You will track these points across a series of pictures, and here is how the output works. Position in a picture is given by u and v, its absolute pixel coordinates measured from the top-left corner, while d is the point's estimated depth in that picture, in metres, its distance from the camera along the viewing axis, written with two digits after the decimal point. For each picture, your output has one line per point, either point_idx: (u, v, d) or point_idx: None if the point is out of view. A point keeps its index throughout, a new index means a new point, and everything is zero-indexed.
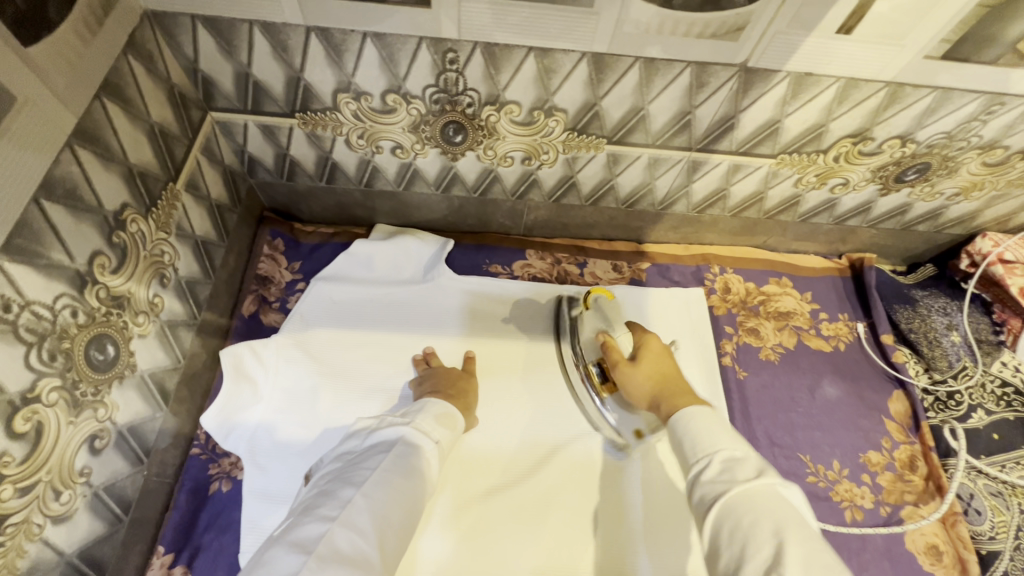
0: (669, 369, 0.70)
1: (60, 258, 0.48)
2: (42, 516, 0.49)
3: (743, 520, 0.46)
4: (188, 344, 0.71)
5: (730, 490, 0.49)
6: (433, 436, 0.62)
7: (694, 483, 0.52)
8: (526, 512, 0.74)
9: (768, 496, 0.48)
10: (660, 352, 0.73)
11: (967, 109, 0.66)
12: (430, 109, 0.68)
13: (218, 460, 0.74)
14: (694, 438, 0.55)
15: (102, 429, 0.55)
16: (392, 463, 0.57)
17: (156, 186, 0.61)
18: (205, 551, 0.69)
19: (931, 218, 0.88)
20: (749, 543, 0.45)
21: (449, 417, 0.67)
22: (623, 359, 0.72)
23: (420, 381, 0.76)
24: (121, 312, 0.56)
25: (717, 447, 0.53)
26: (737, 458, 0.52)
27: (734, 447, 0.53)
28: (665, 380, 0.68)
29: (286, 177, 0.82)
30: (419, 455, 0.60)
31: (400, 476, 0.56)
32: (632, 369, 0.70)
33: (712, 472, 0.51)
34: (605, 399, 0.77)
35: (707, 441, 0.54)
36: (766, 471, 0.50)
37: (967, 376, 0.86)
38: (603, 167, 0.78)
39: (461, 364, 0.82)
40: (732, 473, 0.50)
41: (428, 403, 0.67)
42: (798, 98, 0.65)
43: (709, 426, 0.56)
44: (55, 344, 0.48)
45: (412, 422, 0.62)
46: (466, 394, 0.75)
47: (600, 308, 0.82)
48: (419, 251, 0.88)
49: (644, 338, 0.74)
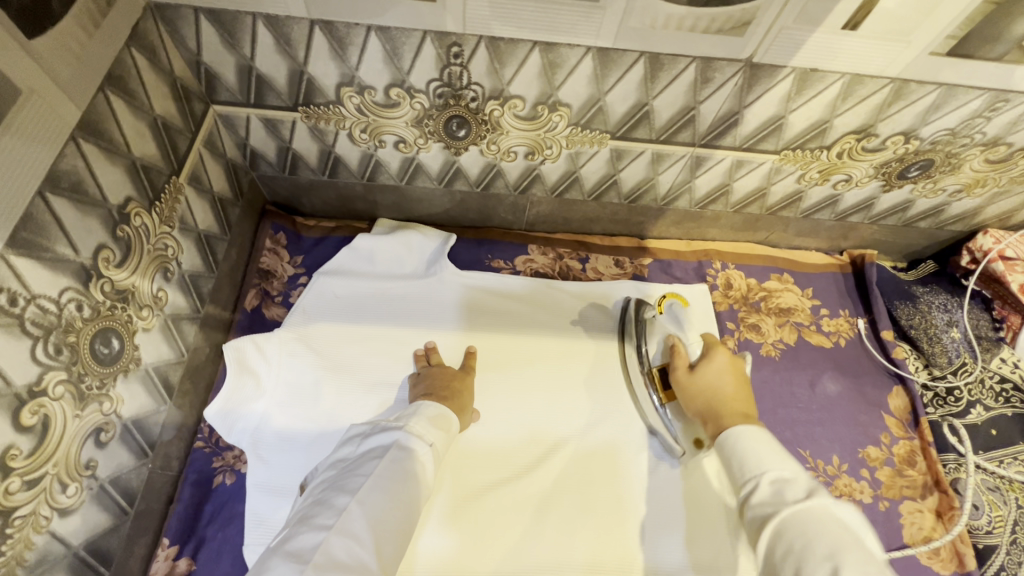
0: (729, 388, 0.70)
1: (65, 252, 0.47)
2: (49, 508, 0.48)
3: (794, 542, 0.48)
4: (191, 338, 0.71)
5: (779, 512, 0.51)
6: (428, 439, 0.62)
7: (746, 504, 0.55)
8: (526, 509, 0.75)
9: (820, 515, 0.49)
10: (723, 368, 0.72)
11: (972, 106, 0.66)
12: (433, 104, 0.68)
13: (222, 454, 0.74)
14: (742, 459, 0.58)
15: (108, 422, 0.55)
16: (386, 469, 0.58)
17: (159, 180, 0.60)
18: (209, 544, 0.69)
19: (933, 214, 0.88)
20: (801, 563, 0.46)
21: (445, 419, 0.67)
22: (684, 366, 0.74)
23: (417, 379, 0.77)
24: (126, 306, 0.56)
25: (763, 468, 0.55)
26: (787, 478, 0.54)
27: (783, 468, 0.55)
28: (722, 397, 0.69)
29: (288, 171, 0.82)
30: (413, 459, 0.60)
31: (392, 480, 0.57)
32: (689, 382, 0.72)
33: (762, 495, 0.54)
34: (664, 405, 0.77)
35: (755, 461, 0.57)
36: (817, 492, 0.51)
37: (966, 372, 0.87)
38: (607, 162, 0.78)
39: (462, 359, 0.83)
40: (781, 496, 0.53)
41: (421, 405, 0.67)
42: (802, 93, 0.65)
43: (757, 448, 0.58)
44: (61, 338, 0.47)
45: (405, 425, 0.63)
46: (460, 395, 0.75)
47: (673, 314, 0.86)
48: (421, 246, 0.88)
49: (712, 349, 0.75)
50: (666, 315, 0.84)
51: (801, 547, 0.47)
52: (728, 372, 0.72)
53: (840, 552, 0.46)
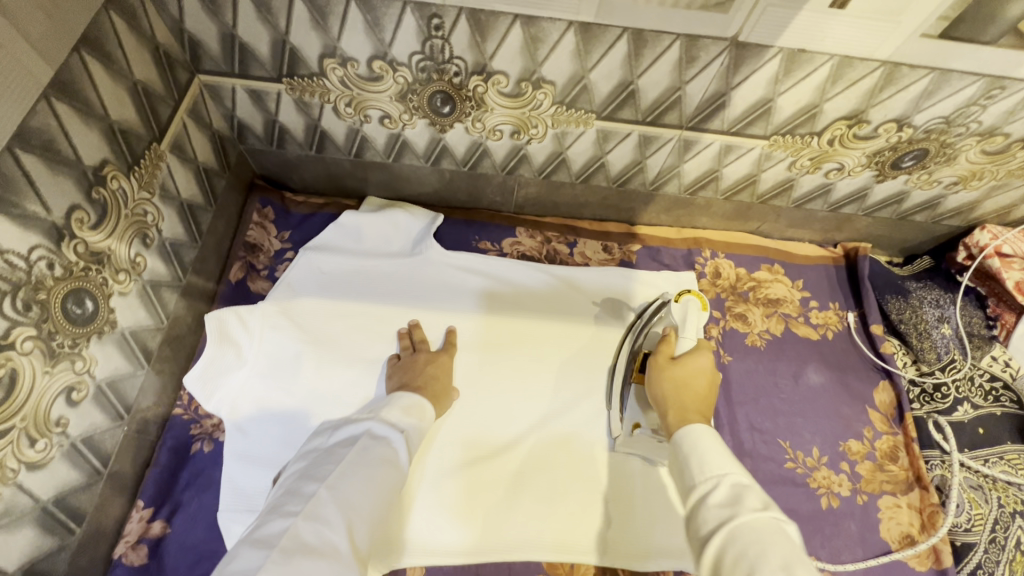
0: (701, 390, 0.65)
1: (36, 210, 0.48)
2: (17, 461, 0.49)
3: (746, 550, 0.44)
4: (172, 306, 0.71)
5: (736, 517, 0.47)
6: (400, 426, 0.64)
7: (699, 506, 0.50)
8: (503, 485, 0.76)
9: (772, 528, 0.45)
10: (705, 369, 0.67)
11: (966, 93, 0.64)
12: (417, 78, 0.68)
13: (200, 421, 0.74)
14: (700, 457, 0.54)
15: (80, 382, 0.55)
16: (357, 455, 0.58)
17: (139, 145, 0.61)
18: (184, 509, 0.70)
19: (930, 207, 0.86)
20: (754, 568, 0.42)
21: (418, 408, 0.68)
22: (666, 356, 0.70)
23: (396, 364, 0.77)
24: (101, 268, 0.56)
25: (724, 470, 0.51)
26: (746, 485, 0.50)
27: (741, 473, 0.51)
28: (693, 393, 0.64)
29: (276, 145, 0.82)
30: (384, 446, 0.61)
31: (364, 466, 0.57)
32: (668, 367, 0.68)
33: (720, 496, 0.50)
34: (630, 384, 0.76)
35: (714, 461, 0.53)
36: (773, 504, 0.47)
37: (955, 368, 0.85)
38: (593, 144, 0.77)
39: (440, 336, 0.84)
40: (738, 501, 0.48)
41: (394, 397, 0.69)
42: (791, 75, 0.64)
43: (717, 449, 0.54)
44: (29, 295, 0.48)
45: (376, 416, 0.64)
46: (438, 377, 0.76)
47: (686, 307, 0.73)
48: (409, 225, 0.89)
49: (703, 348, 0.69)
50: (679, 306, 0.74)
51: (752, 557, 0.43)
52: (709, 375, 0.67)
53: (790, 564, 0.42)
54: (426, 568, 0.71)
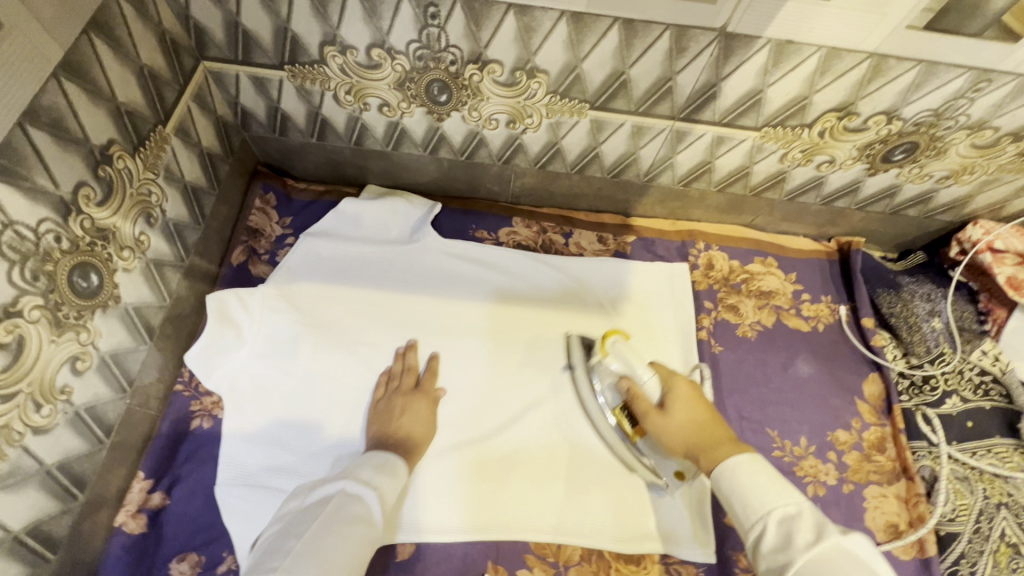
0: (703, 415, 0.66)
1: (44, 184, 0.50)
2: (23, 424, 0.51)
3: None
4: (175, 285, 0.73)
5: (795, 561, 0.48)
6: (374, 483, 0.65)
7: (758, 551, 0.53)
8: (496, 467, 0.77)
9: (834, 557, 0.47)
10: (688, 394, 0.68)
11: (953, 86, 0.65)
12: (414, 66, 0.70)
13: (200, 398, 0.76)
14: (742, 497, 0.55)
15: (84, 352, 0.58)
16: (332, 513, 0.59)
17: (144, 127, 0.63)
18: (183, 482, 0.72)
19: (922, 201, 0.87)
20: None
21: (392, 466, 0.68)
22: (651, 408, 0.69)
23: (382, 402, 0.77)
24: (106, 244, 0.59)
25: (768, 507, 0.53)
26: (793, 516, 0.52)
27: (787, 503, 0.53)
28: (703, 431, 0.65)
29: (278, 132, 0.84)
30: (359, 504, 0.62)
31: (338, 525, 0.58)
32: (665, 422, 0.67)
33: (772, 537, 0.52)
34: (636, 443, 0.74)
35: (758, 499, 0.54)
36: (825, 531, 0.49)
37: (943, 361, 0.85)
38: (587, 134, 0.79)
39: (423, 361, 0.83)
40: (791, 539, 0.50)
41: (368, 456, 0.69)
42: (780, 66, 0.65)
43: (758, 481, 0.56)
44: (37, 265, 0.50)
45: (352, 475, 0.65)
46: (411, 411, 0.76)
47: (620, 353, 0.75)
48: (407, 214, 0.91)
49: (670, 377, 0.70)
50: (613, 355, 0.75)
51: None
52: (694, 399, 0.68)
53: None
54: (418, 544, 0.73)
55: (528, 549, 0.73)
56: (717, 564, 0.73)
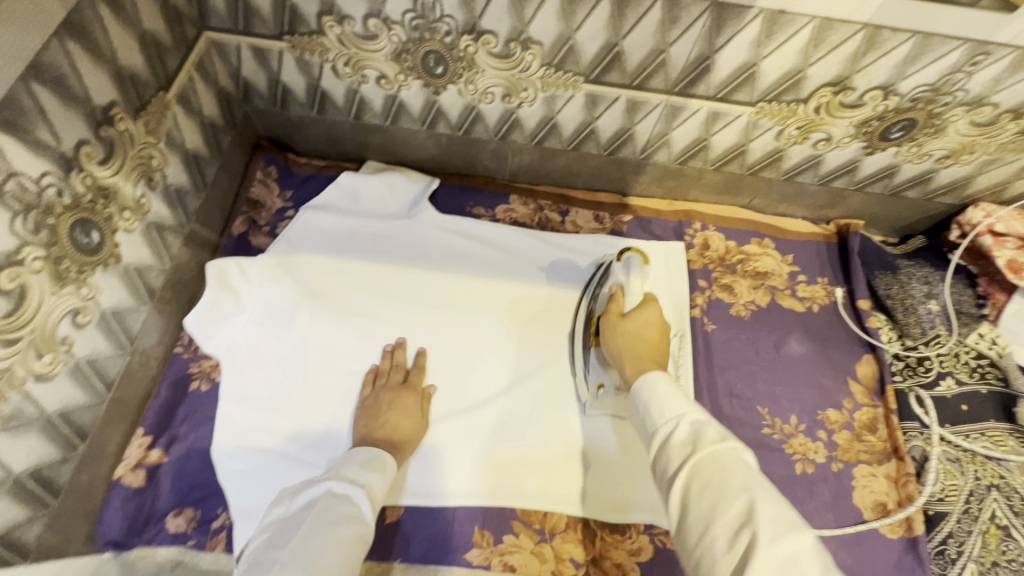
0: (652, 338, 0.70)
1: (47, 139, 0.52)
2: (25, 370, 0.53)
3: (711, 479, 0.47)
4: (175, 250, 0.75)
5: (697, 453, 0.49)
6: (360, 481, 0.63)
7: (661, 446, 0.52)
8: (487, 433, 0.79)
9: (736, 455, 0.48)
10: (653, 321, 0.72)
11: (949, 59, 0.65)
12: (410, 37, 0.71)
13: (199, 361, 0.78)
14: (660, 401, 0.55)
15: (85, 307, 0.60)
16: (318, 517, 0.57)
17: (146, 91, 0.65)
18: (180, 441, 0.74)
19: (921, 182, 0.86)
20: (718, 499, 0.45)
21: (378, 461, 0.67)
22: (616, 313, 0.74)
23: (368, 401, 0.76)
24: (107, 203, 0.61)
25: (683, 411, 0.53)
26: (705, 420, 0.52)
27: (700, 411, 0.53)
28: (642, 344, 0.69)
29: (280, 106, 0.86)
30: (347, 504, 0.60)
31: (326, 528, 0.56)
32: (619, 325, 0.72)
33: (679, 436, 0.51)
34: (588, 349, 0.79)
35: (672, 403, 0.54)
36: (733, 436, 0.49)
37: (938, 344, 0.85)
38: (582, 108, 0.79)
39: (411, 357, 0.82)
40: (697, 437, 0.50)
41: (352, 453, 0.67)
42: (773, 38, 0.65)
43: (677, 391, 0.55)
44: (40, 218, 0.52)
45: (336, 475, 0.63)
46: (394, 408, 0.75)
47: (628, 266, 0.79)
48: (406, 189, 0.92)
49: (649, 300, 0.74)
50: (623, 264, 0.79)
51: (718, 487, 0.46)
52: (656, 325, 0.72)
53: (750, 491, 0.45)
54: (406, 507, 0.74)
55: (514, 515, 0.74)
56: None
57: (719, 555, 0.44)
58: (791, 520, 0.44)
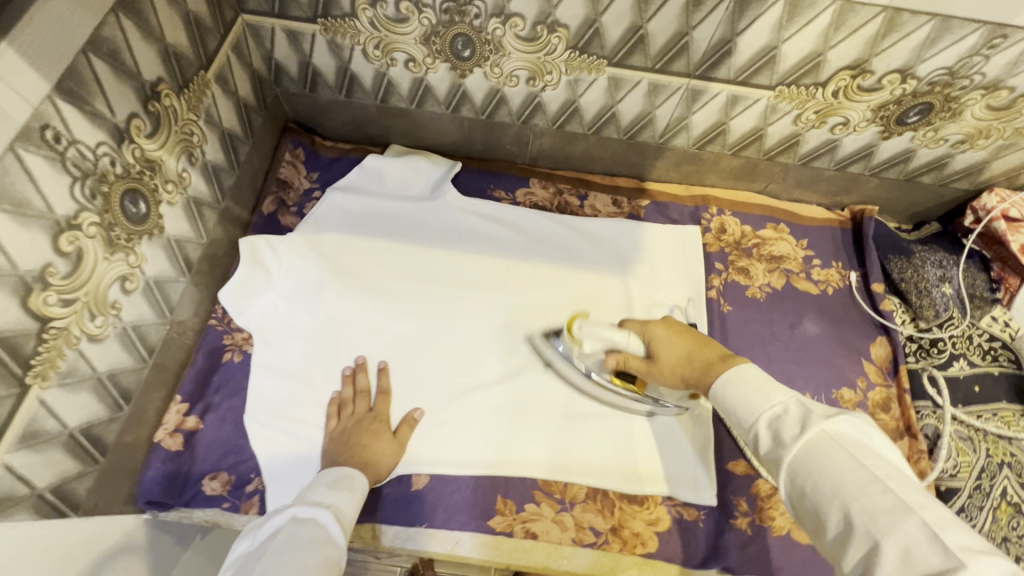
0: (687, 348, 0.66)
1: (103, 110, 0.55)
2: (80, 330, 0.56)
3: (805, 485, 0.45)
4: (211, 225, 0.78)
5: (783, 457, 0.47)
6: (326, 502, 0.61)
7: (757, 452, 0.51)
8: (503, 406, 0.81)
9: (828, 444, 0.46)
10: (668, 335, 0.69)
11: (968, 42, 0.66)
12: (439, 20, 0.73)
13: (232, 334, 0.81)
14: (735, 411, 0.53)
15: (133, 274, 0.63)
16: (283, 540, 0.54)
17: (189, 69, 0.67)
18: (215, 409, 0.77)
19: (936, 167, 0.87)
20: (818, 503, 0.44)
21: (347, 479, 0.66)
22: (642, 364, 0.70)
23: (332, 439, 0.74)
24: (153, 176, 0.63)
25: (755, 413, 0.51)
26: (782, 415, 0.49)
27: (771, 404, 0.50)
28: (692, 363, 0.64)
29: (309, 89, 0.89)
30: (314, 525, 0.57)
31: (292, 548, 0.53)
32: (658, 371, 0.68)
33: (765, 442, 0.50)
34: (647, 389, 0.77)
35: (746, 410, 0.52)
36: (810, 423, 0.47)
37: (952, 325, 0.86)
38: (605, 92, 0.81)
39: (375, 378, 0.81)
40: (779, 436, 0.48)
41: (316, 480, 0.65)
42: (795, 21, 0.67)
43: (746, 387, 0.53)
44: (95, 185, 0.55)
45: (300, 500, 0.60)
46: (369, 446, 0.73)
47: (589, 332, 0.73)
48: (429, 172, 0.95)
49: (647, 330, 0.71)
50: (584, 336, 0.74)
51: (813, 492, 0.45)
52: (673, 335, 0.68)
53: (843, 487, 0.43)
54: (430, 475, 0.76)
55: (535, 485, 0.77)
56: (718, 507, 0.77)
57: (837, 551, 0.43)
58: (893, 506, 0.41)
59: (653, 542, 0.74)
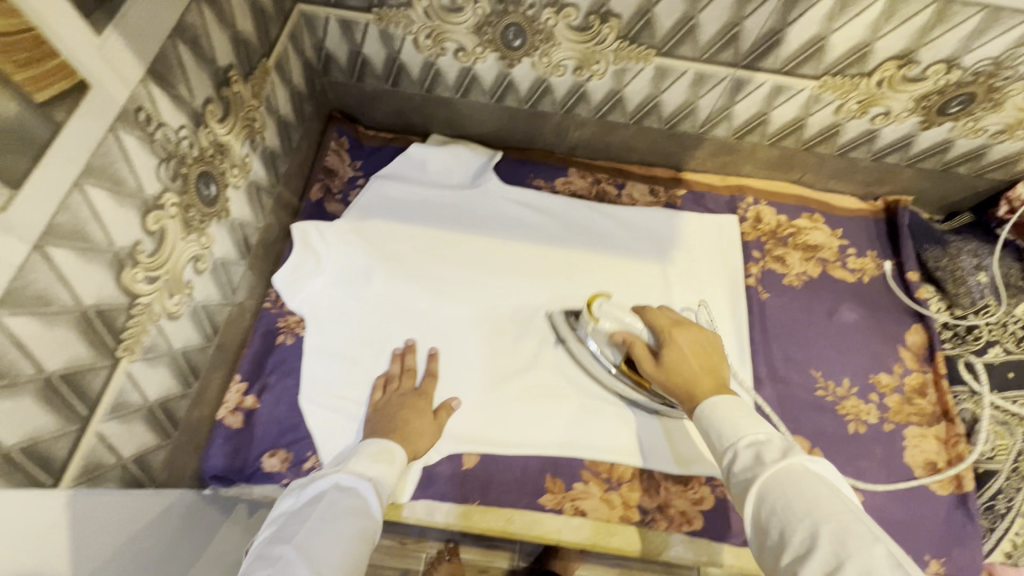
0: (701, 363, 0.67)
1: (184, 94, 0.57)
2: (161, 307, 0.58)
3: (776, 503, 0.49)
4: (265, 210, 0.80)
5: (759, 477, 0.51)
6: (368, 474, 0.62)
7: (730, 473, 0.55)
8: (547, 387, 0.83)
9: (804, 474, 0.50)
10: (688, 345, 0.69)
11: (1015, 33, 0.68)
12: (494, 10, 0.75)
13: (285, 317, 0.83)
14: (720, 429, 0.58)
15: (204, 255, 0.65)
16: (325, 510, 0.57)
17: (254, 57, 0.69)
18: (271, 389, 0.79)
19: (973, 158, 0.89)
20: (788, 522, 0.48)
21: (388, 451, 0.66)
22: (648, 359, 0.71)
23: (377, 408, 0.75)
24: (222, 160, 0.65)
25: (738, 434, 0.56)
26: (762, 440, 0.55)
27: (757, 430, 0.56)
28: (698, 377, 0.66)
29: (356, 78, 0.91)
30: (355, 497, 0.59)
31: (331, 522, 0.55)
32: (661, 370, 0.69)
33: (742, 462, 0.54)
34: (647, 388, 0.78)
35: (729, 429, 0.57)
36: (791, 450, 0.52)
37: (987, 313, 0.89)
38: (650, 81, 0.83)
39: (424, 361, 0.82)
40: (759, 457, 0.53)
41: (362, 445, 0.67)
42: (846, 11, 0.68)
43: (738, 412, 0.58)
44: (176, 167, 0.57)
45: (345, 467, 0.62)
46: (410, 423, 0.73)
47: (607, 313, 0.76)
48: (470, 161, 0.96)
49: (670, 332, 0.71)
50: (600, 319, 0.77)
51: (783, 511, 0.48)
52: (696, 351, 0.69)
53: (815, 511, 0.47)
54: (480, 455, 0.78)
55: (582, 465, 0.79)
56: None
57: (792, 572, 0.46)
58: (862, 533, 0.45)
59: (698, 520, 0.76)
